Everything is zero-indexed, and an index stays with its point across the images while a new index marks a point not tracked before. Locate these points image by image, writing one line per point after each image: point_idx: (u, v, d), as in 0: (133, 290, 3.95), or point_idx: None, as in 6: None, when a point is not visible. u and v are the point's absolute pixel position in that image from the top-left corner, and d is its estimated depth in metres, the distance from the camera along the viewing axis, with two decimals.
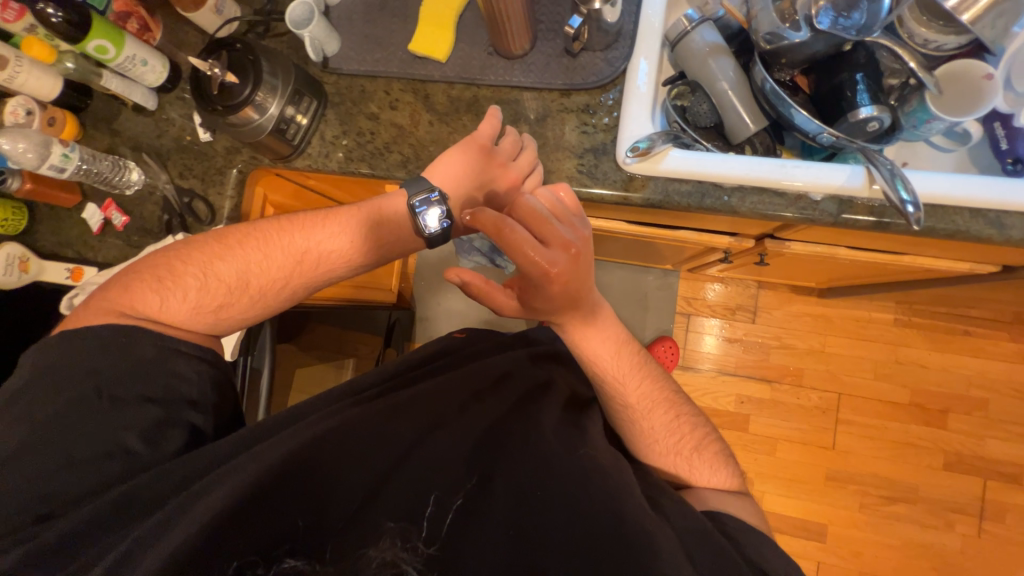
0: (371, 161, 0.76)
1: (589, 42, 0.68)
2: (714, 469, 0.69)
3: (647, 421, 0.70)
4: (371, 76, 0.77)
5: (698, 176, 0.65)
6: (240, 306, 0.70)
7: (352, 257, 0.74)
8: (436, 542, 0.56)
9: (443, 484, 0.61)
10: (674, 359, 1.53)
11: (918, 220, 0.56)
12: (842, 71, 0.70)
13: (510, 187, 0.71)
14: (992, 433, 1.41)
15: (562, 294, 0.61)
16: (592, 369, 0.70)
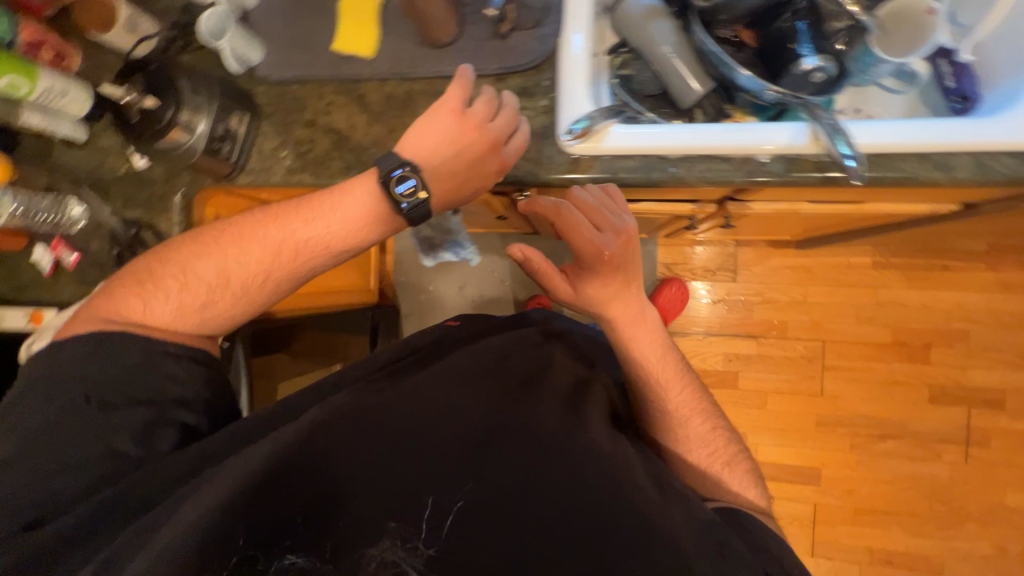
0: (314, 170, 0.74)
1: (517, 22, 0.65)
2: (745, 486, 0.70)
3: (684, 428, 0.73)
4: (302, 81, 0.74)
5: (641, 151, 0.64)
6: (226, 304, 0.67)
7: (335, 244, 0.67)
8: (435, 543, 0.53)
9: (444, 484, 0.56)
10: (684, 298, 1.53)
11: (860, 174, 0.58)
12: (783, 22, 0.69)
13: (491, 152, 0.64)
14: (974, 362, 1.44)
15: (608, 277, 0.69)
16: (636, 367, 0.75)
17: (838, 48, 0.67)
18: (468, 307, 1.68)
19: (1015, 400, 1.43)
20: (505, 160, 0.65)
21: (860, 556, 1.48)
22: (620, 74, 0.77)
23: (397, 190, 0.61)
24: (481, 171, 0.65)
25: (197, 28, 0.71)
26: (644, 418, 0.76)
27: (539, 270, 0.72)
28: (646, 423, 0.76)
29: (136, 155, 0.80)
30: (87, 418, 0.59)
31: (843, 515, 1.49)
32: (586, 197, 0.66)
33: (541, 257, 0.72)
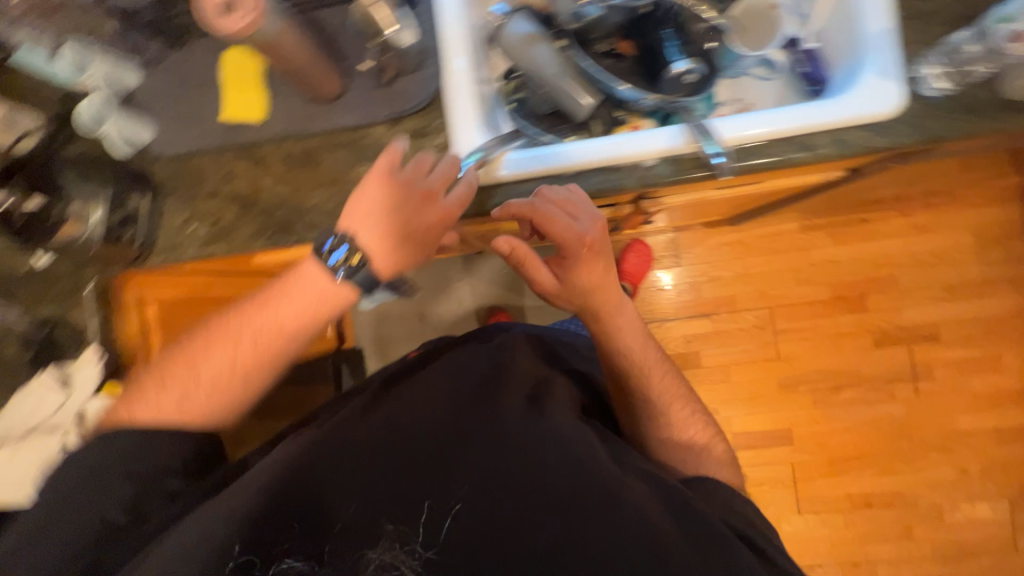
0: (225, 240, 0.73)
1: (400, 67, 0.67)
2: (717, 460, 0.76)
3: (667, 416, 0.77)
4: (198, 154, 0.73)
5: (536, 174, 0.66)
6: (202, 399, 0.60)
7: (307, 318, 0.59)
8: (434, 546, 0.54)
9: (441, 491, 0.57)
10: (648, 256, 1.59)
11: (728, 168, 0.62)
12: (652, 31, 0.74)
13: (433, 208, 0.60)
14: (906, 303, 1.54)
15: (590, 267, 0.66)
16: (624, 362, 0.74)
17: (705, 48, 0.72)
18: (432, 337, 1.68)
19: (948, 331, 1.53)
20: (450, 212, 0.60)
21: (841, 504, 1.54)
22: (514, 99, 0.80)
23: (330, 265, 0.57)
24: (432, 226, 0.59)
25: (73, 123, 0.71)
26: (630, 412, 0.78)
27: (524, 260, 0.66)
28: (629, 415, 0.79)
29: (37, 254, 0.76)
30: (87, 492, 0.57)
31: (819, 468, 1.55)
32: (556, 199, 0.62)
33: (527, 249, 0.65)
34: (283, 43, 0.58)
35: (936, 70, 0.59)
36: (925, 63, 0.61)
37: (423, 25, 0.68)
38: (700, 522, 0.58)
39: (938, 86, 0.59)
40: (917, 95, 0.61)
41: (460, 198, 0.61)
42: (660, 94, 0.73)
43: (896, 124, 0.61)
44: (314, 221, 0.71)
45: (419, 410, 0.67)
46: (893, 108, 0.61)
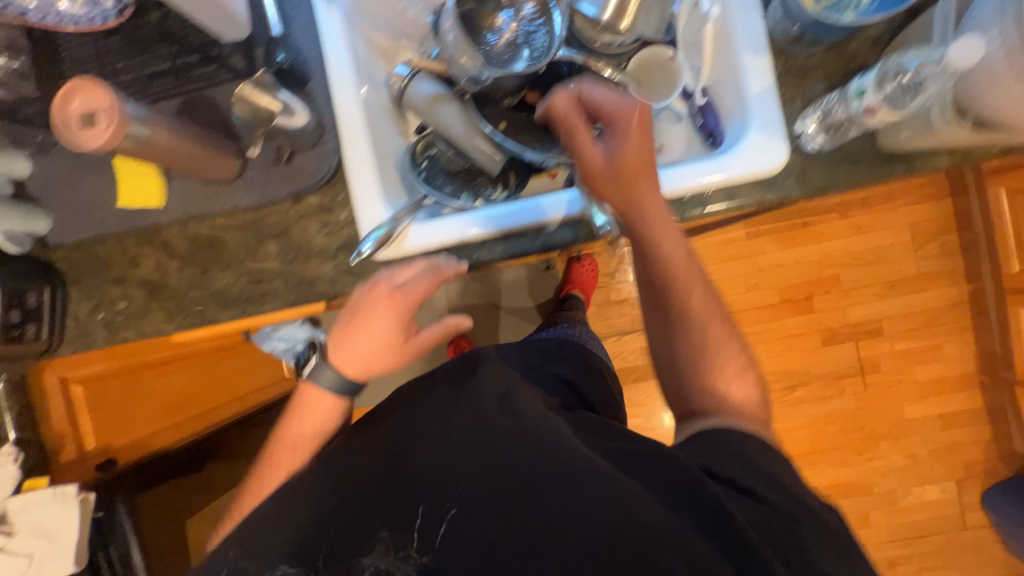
0: (135, 326, 0.72)
1: (294, 145, 0.66)
2: (754, 398, 0.61)
3: (720, 359, 0.61)
4: (99, 240, 0.71)
5: (442, 245, 0.66)
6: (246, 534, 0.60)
7: (326, 428, 0.65)
8: (428, 552, 0.49)
9: (433, 490, 0.52)
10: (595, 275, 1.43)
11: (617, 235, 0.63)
12: (557, 86, 0.74)
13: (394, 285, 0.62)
14: (851, 301, 1.59)
15: (636, 146, 0.58)
16: (669, 271, 0.61)
17: None
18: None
19: (891, 325, 1.58)
20: (395, 295, 0.61)
21: None
22: (425, 156, 0.78)
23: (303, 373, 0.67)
24: (384, 315, 0.61)
25: None
26: (662, 329, 0.63)
27: (567, 128, 0.60)
28: (652, 330, 0.64)
29: None
30: None
31: None
32: (596, 88, 0.60)
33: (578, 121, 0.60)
34: (160, 141, 0.55)
35: (813, 128, 0.60)
36: (806, 118, 0.61)
37: (317, 100, 0.67)
38: (714, 503, 0.49)
39: (817, 143, 0.61)
40: (799, 150, 0.62)
41: (406, 280, 0.61)
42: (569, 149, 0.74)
43: (783, 178, 0.63)
44: (224, 301, 0.70)
45: (407, 417, 0.62)
46: (779, 163, 0.62)
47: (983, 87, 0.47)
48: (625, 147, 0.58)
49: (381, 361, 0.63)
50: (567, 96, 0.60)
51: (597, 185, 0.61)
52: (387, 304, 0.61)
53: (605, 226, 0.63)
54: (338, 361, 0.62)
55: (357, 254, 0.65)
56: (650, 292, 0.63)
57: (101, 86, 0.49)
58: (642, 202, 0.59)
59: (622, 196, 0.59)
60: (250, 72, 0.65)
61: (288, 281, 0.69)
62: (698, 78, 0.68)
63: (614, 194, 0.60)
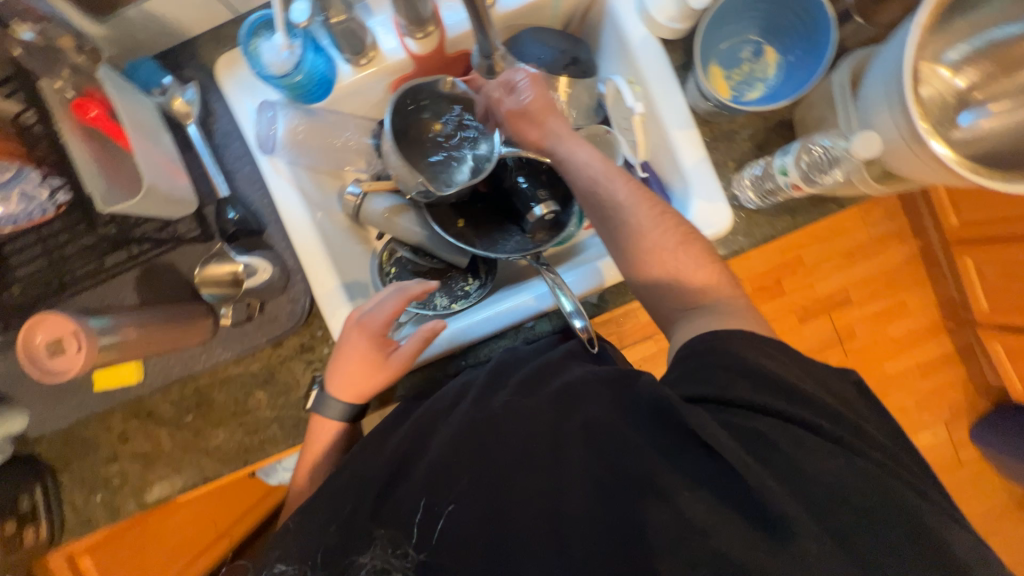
0: (134, 498, 0.69)
1: (263, 298, 0.67)
2: (702, 263, 0.57)
3: (619, 194, 0.59)
4: (85, 422, 0.70)
5: (427, 356, 0.68)
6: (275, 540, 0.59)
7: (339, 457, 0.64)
8: (426, 549, 0.46)
9: (428, 485, 0.48)
10: None
11: (590, 329, 0.63)
12: (505, 177, 0.78)
13: (365, 313, 0.63)
14: (818, 275, 1.53)
15: (536, 105, 0.65)
16: (602, 186, 0.60)
17: (553, 183, 0.77)
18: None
19: (858, 292, 1.55)
20: (362, 321, 0.63)
21: None
22: (393, 262, 0.79)
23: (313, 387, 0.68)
24: (355, 342, 0.62)
25: None
26: (609, 236, 0.60)
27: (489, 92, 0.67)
28: (603, 240, 0.61)
29: None
30: None
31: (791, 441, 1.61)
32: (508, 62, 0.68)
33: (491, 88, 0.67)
34: (132, 339, 0.58)
35: (748, 193, 0.64)
36: (742, 181, 0.65)
37: (276, 246, 0.68)
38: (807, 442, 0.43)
39: (753, 203, 0.65)
40: (739, 206, 0.66)
41: (373, 306, 0.64)
42: (529, 232, 0.77)
43: (731, 235, 0.67)
44: (223, 457, 0.69)
45: (423, 415, 0.56)
46: (726, 222, 0.64)
47: (889, 152, 0.52)
48: (532, 94, 0.65)
49: (372, 382, 0.64)
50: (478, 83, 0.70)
51: (523, 126, 0.66)
52: (355, 332, 0.63)
53: (575, 310, 0.64)
54: (334, 386, 0.64)
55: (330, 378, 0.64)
56: (589, 205, 0.61)
57: (54, 316, 0.53)
58: (559, 141, 0.64)
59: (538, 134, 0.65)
60: (208, 235, 0.66)
61: (284, 422, 0.69)
62: (635, 152, 0.71)
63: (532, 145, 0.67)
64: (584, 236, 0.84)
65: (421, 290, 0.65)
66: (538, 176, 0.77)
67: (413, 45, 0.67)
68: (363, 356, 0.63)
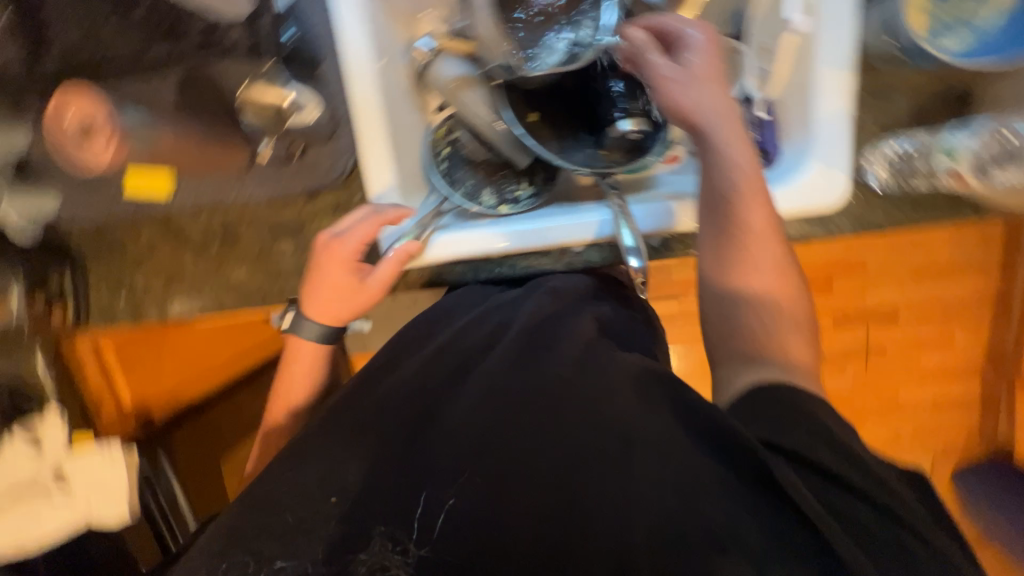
0: (153, 310, 0.71)
1: (308, 139, 0.62)
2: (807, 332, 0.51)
3: (755, 223, 0.51)
4: (112, 222, 0.69)
5: (459, 256, 0.64)
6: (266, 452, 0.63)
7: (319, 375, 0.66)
8: (428, 543, 0.41)
9: (435, 479, 0.43)
10: None
11: (645, 270, 0.58)
12: (599, 78, 0.68)
13: (331, 239, 0.61)
14: (882, 282, 1.32)
15: (710, 71, 0.54)
16: (738, 203, 0.51)
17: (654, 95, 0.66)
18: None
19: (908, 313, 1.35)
20: (332, 245, 0.61)
21: None
22: (448, 143, 0.70)
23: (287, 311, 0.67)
24: (327, 266, 0.61)
25: None
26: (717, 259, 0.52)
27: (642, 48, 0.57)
28: (710, 265, 0.53)
29: None
30: None
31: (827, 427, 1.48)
32: (665, 19, 0.59)
33: (646, 41, 0.57)
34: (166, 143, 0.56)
35: (880, 168, 0.55)
36: (876, 154, 0.55)
37: (330, 86, 0.61)
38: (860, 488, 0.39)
39: (880, 178, 0.55)
40: (860, 183, 0.56)
41: (343, 228, 0.61)
42: (604, 150, 0.67)
43: (837, 214, 0.57)
44: (242, 295, 0.69)
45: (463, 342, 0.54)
46: (838, 197, 0.55)
47: None
48: (704, 56, 0.55)
49: (349, 306, 0.63)
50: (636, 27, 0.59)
51: (683, 91, 0.54)
52: (326, 255, 0.61)
53: (634, 247, 0.59)
54: (312, 309, 0.63)
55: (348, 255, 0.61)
56: (715, 216, 0.52)
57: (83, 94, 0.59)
58: (716, 128, 0.53)
59: (697, 103, 0.53)
60: (261, 56, 0.61)
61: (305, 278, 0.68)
62: (762, 85, 0.60)
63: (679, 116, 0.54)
64: (660, 172, 0.73)
65: (396, 214, 0.60)
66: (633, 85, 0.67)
67: None
68: (334, 282, 0.62)
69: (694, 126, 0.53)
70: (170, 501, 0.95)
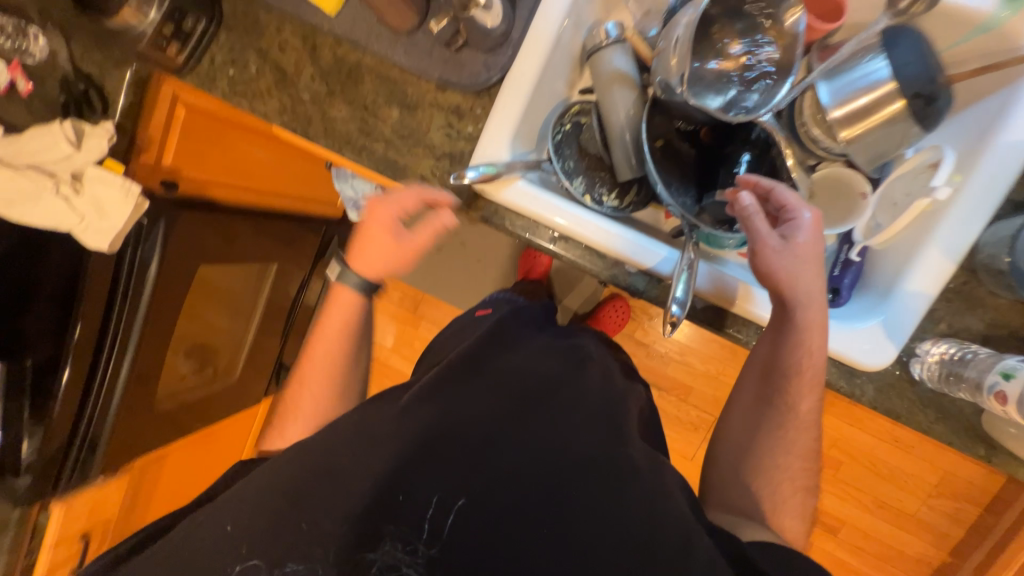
0: (251, 100, 0.74)
1: (469, 39, 0.65)
2: (794, 491, 0.61)
3: (803, 407, 0.61)
4: (268, 7, 0.73)
5: (533, 214, 0.65)
6: (307, 381, 0.72)
7: (350, 316, 0.72)
8: (437, 544, 0.52)
9: (442, 492, 0.54)
10: (621, 323, 1.46)
11: (679, 320, 0.59)
12: (734, 143, 0.68)
13: (381, 211, 0.66)
14: (883, 488, 1.39)
15: (809, 258, 0.56)
16: (799, 384, 0.59)
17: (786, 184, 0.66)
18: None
19: (865, 521, 1.42)
20: (378, 212, 0.66)
21: None
22: (573, 121, 0.73)
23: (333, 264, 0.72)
24: (372, 229, 0.67)
25: None
26: (756, 401, 0.65)
27: (753, 214, 0.57)
28: (745, 411, 0.66)
29: None
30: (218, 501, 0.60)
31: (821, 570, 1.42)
32: (776, 184, 0.59)
33: (759, 208, 0.57)
34: None
35: (932, 359, 0.56)
36: (932, 350, 0.57)
37: (519, 14, 0.66)
38: None
39: (925, 371, 0.57)
40: (902, 365, 0.58)
41: (391, 199, 0.65)
42: (697, 207, 0.69)
43: (865, 378, 0.59)
44: (331, 131, 0.72)
45: (517, 381, 0.64)
46: (880, 363, 0.56)
47: None
48: (810, 241, 0.57)
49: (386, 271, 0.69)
50: (754, 177, 0.59)
51: (785, 269, 0.56)
52: (372, 221, 0.67)
53: (681, 299, 0.59)
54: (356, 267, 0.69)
55: (457, 175, 0.62)
56: (772, 385, 0.62)
57: None
58: (808, 313, 0.57)
59: (791, 278, 0.56)
60: None
61: (387, 152, 0.70)
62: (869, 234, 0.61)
63: (770, 282, 0.58)
64: (730, 259, 0.73)
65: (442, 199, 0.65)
66: (764, 169, 0.67)
67: None
68: (375, 251, 0.68)
69: (784, 304, 0.58)
70: (139, 271, 0.91)
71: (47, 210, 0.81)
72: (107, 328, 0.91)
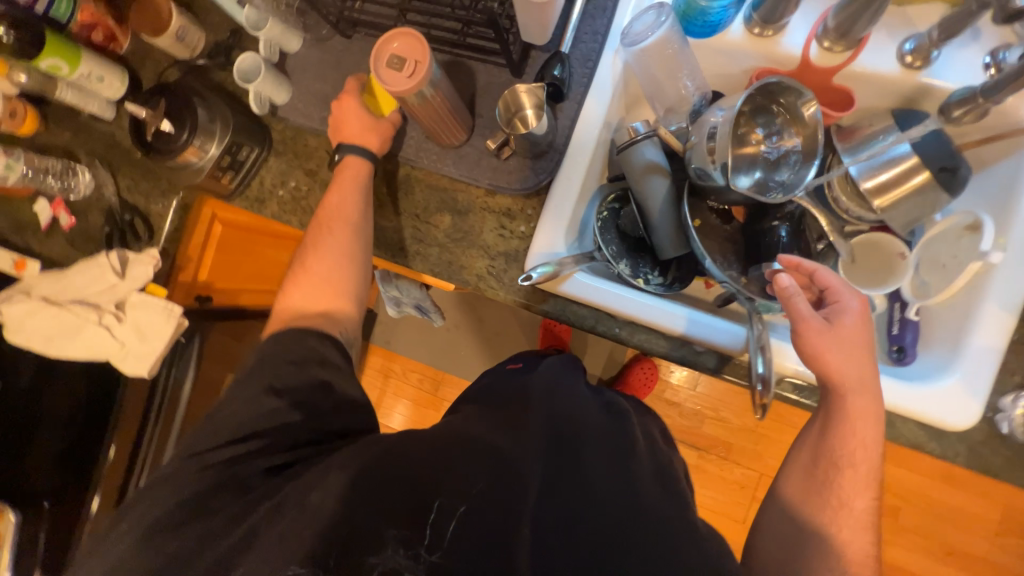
0: (303, 216, 0.78)
1: (517, 148, 0.70)
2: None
3: (858, 493, 0.59)
4: (318, 133, 0.79)
5: (594, 304, 0.67)
6: (322, 241, 0.70)
7: (356, 197, 0.70)
8: (439, 550, 0.48)
9: None
10: (650, 384, 1.44)
11: (766, 402, 0.59)
12: (769, 219, 0.71)
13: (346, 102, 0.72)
14: (946, 531, 1.32)
15: (852, 340, 0.57)
16: (853, 463, 0.59)
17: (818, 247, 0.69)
18: (422, 351, 1.66)
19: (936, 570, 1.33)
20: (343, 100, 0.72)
21: None
22: (609, 208, 0.75)
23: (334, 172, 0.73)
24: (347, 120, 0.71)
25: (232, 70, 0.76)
26: (804, 483, 0.62)
27: (794, 294, 0.58)
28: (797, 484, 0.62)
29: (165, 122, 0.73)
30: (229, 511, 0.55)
31: None
32: (815, 266, 0.60)
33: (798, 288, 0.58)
34: (435, 100, 0.63)
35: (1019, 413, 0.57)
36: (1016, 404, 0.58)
37: (559, 123, 0.72)
38: None
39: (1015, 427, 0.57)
40: (989, 422, 0.58)
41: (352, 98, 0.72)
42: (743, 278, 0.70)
43: (956, 438, 0.59)
44: (383, 241, 0.74)
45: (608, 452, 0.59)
46: (966, 422, 0.57)
47: None
48: (850, 323, 0.58)
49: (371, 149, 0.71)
50: (796, 259, 0.60)
51: (829, 350, 0.57)
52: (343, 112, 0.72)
53: (763, 375, 0.60)
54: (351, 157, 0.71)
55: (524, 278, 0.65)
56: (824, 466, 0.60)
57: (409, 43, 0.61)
58: (861, 396, 0.57)
59: (836, 358, 0.57)
60: (518, 67, 0.72)
61: (441, 256, 0.72)
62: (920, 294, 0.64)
63: (817, 365, 0.58)
64: (777, 321, 0.74)
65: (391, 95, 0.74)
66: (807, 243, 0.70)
67: (814, 52, 0.65)
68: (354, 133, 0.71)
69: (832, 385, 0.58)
70: (173, 390, 0.89)
71: (88, 341, 0.79)
72: (138, 448, 0.87)
